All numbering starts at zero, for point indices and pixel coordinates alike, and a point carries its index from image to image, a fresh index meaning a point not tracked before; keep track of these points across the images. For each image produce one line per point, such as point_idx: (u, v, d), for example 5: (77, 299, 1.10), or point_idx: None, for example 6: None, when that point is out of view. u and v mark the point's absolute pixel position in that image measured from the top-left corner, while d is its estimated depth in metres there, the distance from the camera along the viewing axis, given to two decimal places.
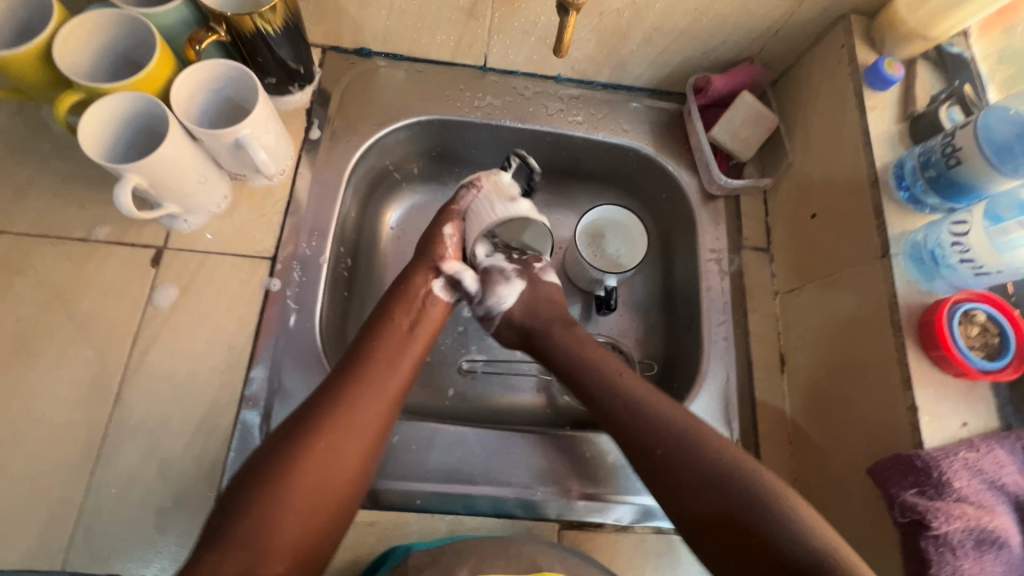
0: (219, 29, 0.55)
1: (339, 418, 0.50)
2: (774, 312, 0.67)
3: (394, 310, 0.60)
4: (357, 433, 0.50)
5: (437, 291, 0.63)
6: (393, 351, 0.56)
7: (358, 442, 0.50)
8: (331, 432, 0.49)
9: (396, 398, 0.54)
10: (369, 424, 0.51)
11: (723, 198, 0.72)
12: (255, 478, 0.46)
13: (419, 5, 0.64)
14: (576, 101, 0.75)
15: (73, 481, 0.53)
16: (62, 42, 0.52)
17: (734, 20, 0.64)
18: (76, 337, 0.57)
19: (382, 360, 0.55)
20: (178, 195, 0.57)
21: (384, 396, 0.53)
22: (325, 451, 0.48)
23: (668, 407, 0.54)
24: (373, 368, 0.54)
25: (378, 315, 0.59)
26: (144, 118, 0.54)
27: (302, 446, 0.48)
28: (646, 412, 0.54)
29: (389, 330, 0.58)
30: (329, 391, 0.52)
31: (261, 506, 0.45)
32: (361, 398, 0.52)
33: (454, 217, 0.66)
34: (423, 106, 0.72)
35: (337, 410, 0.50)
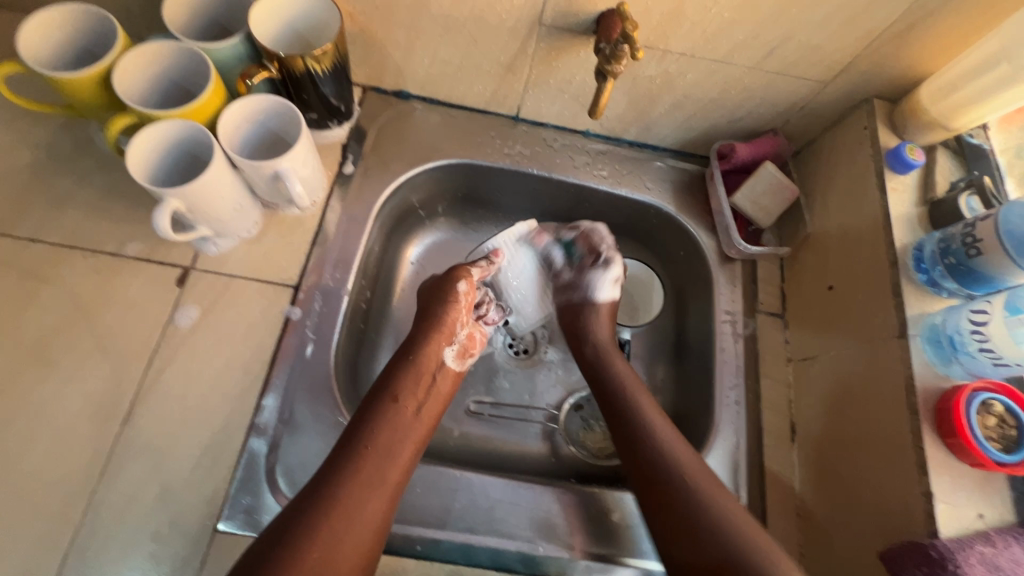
0: (270, 65, 0.58)
1: (334, 517, 0.48)
2: (786, 379, 0.67)
3: (401, 386, 0.59)
4: (359, 524, 0.49)
5: (448, 360, 0.64)
6: (397, 442, 0.55)
7: (356, 543, 0.48)
8: (329, 534, 0.47)
9: (394, 487, 0.52)
10: (375, 513, 0.50)
11: (741, 261, 0.73)
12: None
13: (461, 56, 0.67)
14: (602, 156, 0.77)
15: (73, 498, 0.52)
16: (122, 69, 0.55)
17: (761, 95, 0.66)
18: (93, 351, 0.57)
19: (383, 447, 0.53)
20: (212, 220, 0.58)
21: (384, 482, 0.52)
22: (323, 556, 0.46)
23: (681, 445, 0.57)
24: (376, 454, 0.53)
25: (380, 393, 0.58)
26: (189, 145, 0.56)
27: (298, 544, 0.46)
28: (660, 440, 0.58)
29: (395, 413, 0.56)
30: (326, 482, 0.50)
31: None
32: (356, 490, 0.50)
33: (468, 276, 0.68)
34: (453, 149, 0.74)
35: (332, 509, 0.48)
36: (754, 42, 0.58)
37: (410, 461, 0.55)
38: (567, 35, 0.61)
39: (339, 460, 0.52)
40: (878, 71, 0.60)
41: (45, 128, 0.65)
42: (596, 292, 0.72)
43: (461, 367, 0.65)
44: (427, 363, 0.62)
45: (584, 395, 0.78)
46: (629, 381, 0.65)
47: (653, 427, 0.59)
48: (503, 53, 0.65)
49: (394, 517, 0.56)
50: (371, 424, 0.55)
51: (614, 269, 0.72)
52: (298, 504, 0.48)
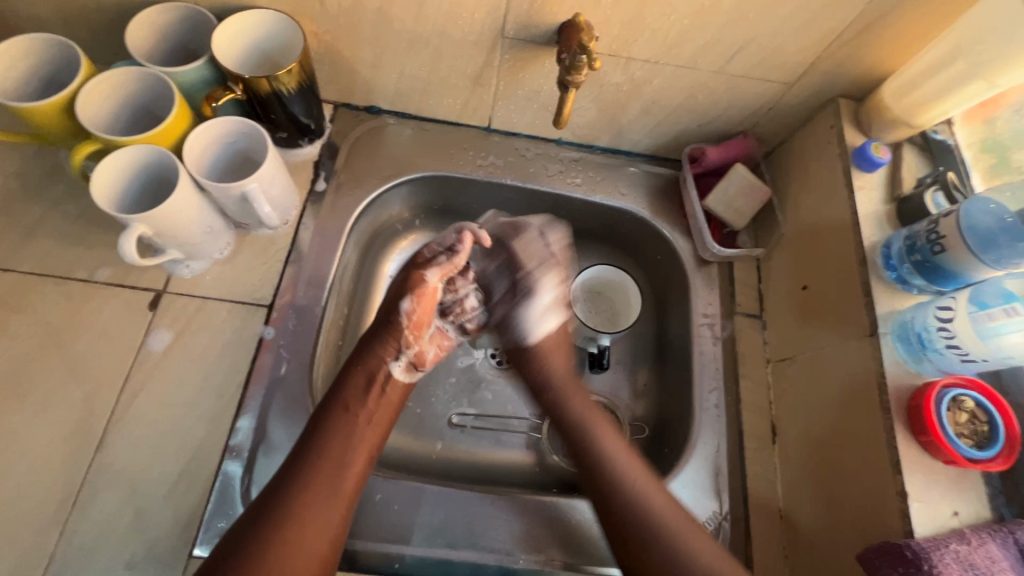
0: (236, 87, 0.59)
1: (286, 530, 0.49)
2: (765, 380, 0.68)
3: (350, 398, 0.58)
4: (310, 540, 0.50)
5: (396, 372, 0.62)
6: (343, 455, 0.54)
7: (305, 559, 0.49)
8: (280, 548, 0.48)
9: (346, 499, 0.53)
10: (326, 528, 0.51)
11: (717, 264, 0.73)
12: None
13: (428, 71, 0.67)
14: (575, 164, 0.77)
15: (46, 528, 0.51)
16: (85, 96, 0.55)
17: (728, 98, 0.67)
18: (66, 379, 0.57)
19: (328, 461, 0.53)
20: (182, 243, 0.59)
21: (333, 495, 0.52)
22: (274, 567, 0.48)
23: (635, 477, 0.58)
24: (325, 467, 0.53)
25: (332, 403, 0.57)
26: (156, 169, 0.56)
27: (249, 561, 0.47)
28: (620, 476, 0.58)
29: (341, 424, 0.56)
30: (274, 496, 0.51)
31: None
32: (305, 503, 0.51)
33: (411, 292, 0.63)
34: (427, 163, 0.74)
35: (281, 522, 0.49)
36: (716, 46, 0.59)
37: (363, 473, 0.55)
38: (530, 46, 0.61)
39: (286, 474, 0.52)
40: (841, 71, 0.61)
41: (16, 156, 0.65)
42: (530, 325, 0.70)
43: (410, 380, 0.63)
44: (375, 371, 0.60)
45: None
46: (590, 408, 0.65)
47: (617, 463, 0.59)
48: (469, 66, 0.65)
49: (373, 534, 0.56)
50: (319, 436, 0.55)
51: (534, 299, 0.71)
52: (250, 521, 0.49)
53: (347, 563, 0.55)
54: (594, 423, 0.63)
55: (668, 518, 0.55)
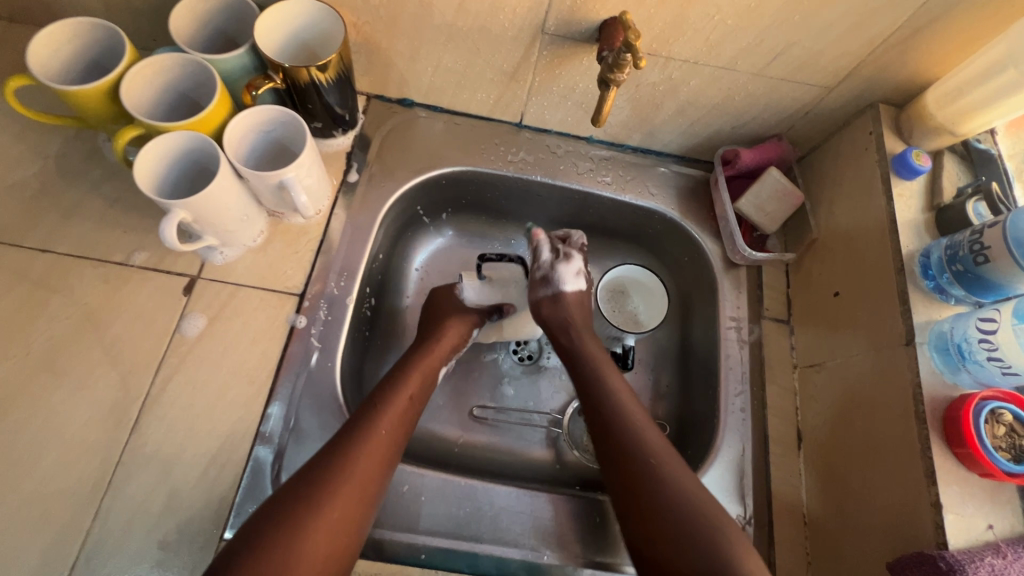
0: (276, 77, 0.59)
1: (351, 435, 0.53)
2: (792, 386, 0.67)
3: (407, 379, 0.62)
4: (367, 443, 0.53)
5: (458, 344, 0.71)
6: (397, 421, 0.57)
7: (356, 508, 0.50)
8: (348, 448, 0.52)
9: (398, 418, 0.57)
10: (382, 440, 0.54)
11: (745, 267, 0.73)
12: (285, 504, 0.48)
13: (464, 64, 0.67)
14: (606, 163, 0.77)
15: (82, 506, 0.52)
16: (130, 81, 0.56)
17: (765, 100, 0.66)
18: (102, 359, 0.58)
19: (387, 426, 0.55)
20: (219, 230, 0.59)
21: (387, 454, 0.54)
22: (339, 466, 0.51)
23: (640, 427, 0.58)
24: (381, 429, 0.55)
25: (393, 380, 0.61)
26: (195, 155, 0.57)
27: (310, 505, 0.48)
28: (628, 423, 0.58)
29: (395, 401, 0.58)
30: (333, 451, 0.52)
31: (284, 536, 0.46)
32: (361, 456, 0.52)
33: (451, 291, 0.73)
34: (458, 156, 0.75)
35: (340, 473, 0.50)
36: (758, 48, 0.58)
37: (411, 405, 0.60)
38: (570, 43, 0.61)
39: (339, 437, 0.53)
40: (884, 77, 0.60)
41: (56, 139, 0.66)
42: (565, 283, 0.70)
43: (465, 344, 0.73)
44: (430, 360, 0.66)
45: None
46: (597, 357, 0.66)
47: (623, 408, 0.60)
48: (506, 61, 0.65)
49: (398, 525, 0.56)
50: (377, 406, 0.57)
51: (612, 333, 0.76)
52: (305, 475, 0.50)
53: (373, 551, 0.55)
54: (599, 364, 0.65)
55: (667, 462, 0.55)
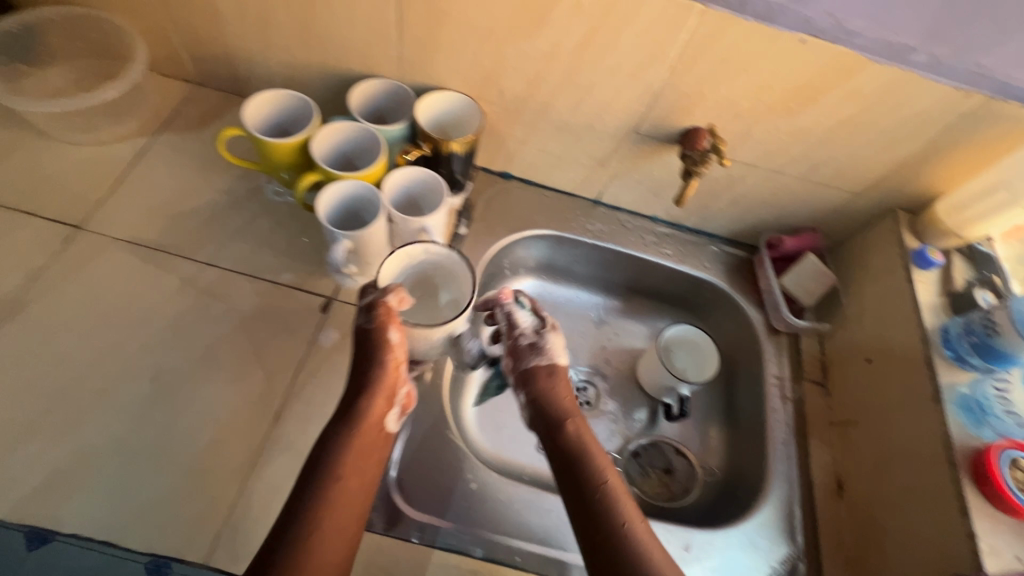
0: (424, 147, 0.76)
1: (337, 462, 0.58)
2: (831, 441, 0.77)
3: (346, 456, 0.58)
4: (348, 472, 0.58)
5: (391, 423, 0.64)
6: (373, 440, 0.61)
7: (340, 550, 0.54)
8: (352, 483, 0.57)
9: (376, 432, 0.61)
10: (356, 472, 0.58)
11: (786, 334, 0.85)
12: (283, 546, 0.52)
13: (565, 150, 0.83)
14: (666, 238, 0.92)
15: (228, 483, 0.60)
16: (316, 139, 0.71)
17: (805, 199, 0.82)
18: (252, 359, 0.68)
19: (339, 499, 0.56)
20: (364, 261, 0.72)
21: (345, 541, 0.55)
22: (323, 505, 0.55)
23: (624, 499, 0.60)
24: (334, 518, 0.54)
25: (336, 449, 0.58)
26: (357, 199, 0.71)
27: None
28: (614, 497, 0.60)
29: (341, 481, 0.57)
30: (296, 549, 0.52)
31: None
32: (325, 545, 0.53)
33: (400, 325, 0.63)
34: (546, 223, 0.89)
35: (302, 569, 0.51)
36: (804, 158, 0.75)
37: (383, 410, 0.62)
38: (655, 141, 0.78)
39: (292, 530, 0.53)
40: (901, 189, 0.76)
41: (226, 177, 0.80)
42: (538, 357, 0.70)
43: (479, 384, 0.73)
44: (365, 422, 0.60)
45: (641, 443, 0.87)
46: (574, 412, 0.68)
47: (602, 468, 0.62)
48: (600, 150, 0.81)
49: (498, 528, 0.64)
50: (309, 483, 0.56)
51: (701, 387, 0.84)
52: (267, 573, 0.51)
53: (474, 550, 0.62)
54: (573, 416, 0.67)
55: (648, 533, 0.57)
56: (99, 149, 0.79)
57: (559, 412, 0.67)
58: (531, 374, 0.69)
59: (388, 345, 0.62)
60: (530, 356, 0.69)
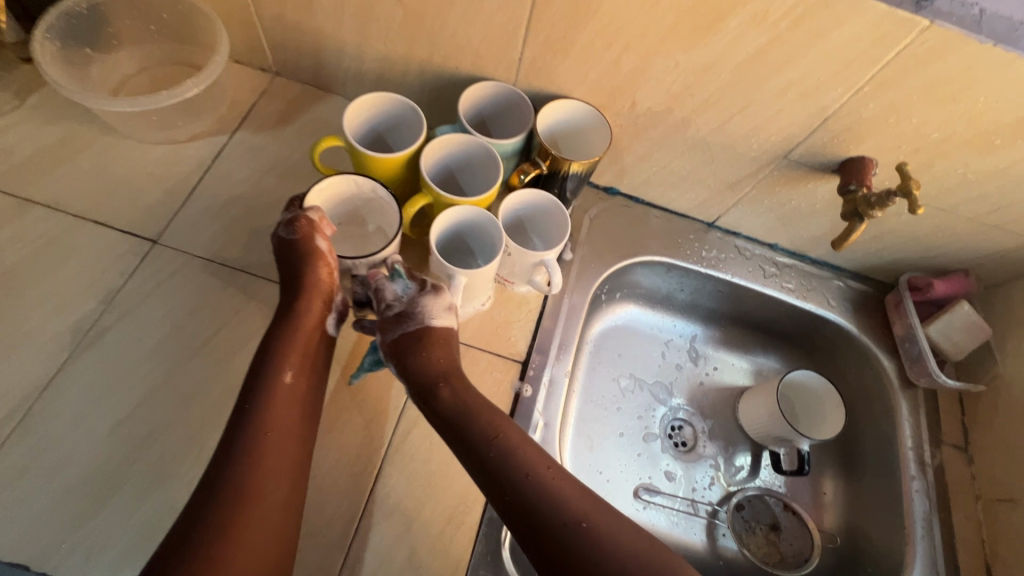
0: (541, 164, 0.66)
1: (268, 398, 0.51)
2: (976, 517, 0.69)
3: (288, 356, 0.54)
4: (282, 414, 0.51)
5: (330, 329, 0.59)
6: (303, 369, 0.54)
7: (277, 504, 0.48)
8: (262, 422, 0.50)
9: (300, 359, 0.55)
10: (287, 415, 0.51)
11: (924, 388, 0.76)
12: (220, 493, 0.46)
13: (691, 170, 0.73)
14: (788, 270, 0.82)
15: (332, 550, 0.54)
16: (423, 154, 0.63)
17: (966, 240, 0.71)
18: (349, 403, 0.61)
19: (272, 453, 0.49)
20: (470, 294, 0.64)
21: (287, 467, 0.50)
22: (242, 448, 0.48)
23: (526, 451, 0.52)
24: (262, 472, 0.48)
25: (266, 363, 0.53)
26: (467, 226, 0.63)
27: (230, 541, 0.45)
28: (512, 458, 0.51)
29: (261, 431, 0.49)
30: (241, 476, 0.47)
31: (221, 536, 0.45)
32: (254, 502, 0.47)
33: (323, 230, 0.58)
34: (656, 247, 0.80)
35: (234, 527, 0.45)
36: (986, 199, 0.64)
37: (315, 334, 0.57)
38: (806, 169, 0.67)
39: (225, 471, 0.47)
40: None
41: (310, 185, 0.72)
42: (429, 317, 0.58)
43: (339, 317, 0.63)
44: (301, 326, 0.56)
45: (746, 495, 0.79)
46: (443, 354, 0.58)
47: (515, 445, 0.52)
48: (734, 173, 0.71)
49: None
50: (246, 410, 0.50)
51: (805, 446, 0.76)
52: (222, 499, 0.46)
53: None
54: (450, 369, 0.57)
55: (631, 539, 0.48)
56: (172, 150, 0.71)
57: (432, 373, 0.56)
58: (423, 335, 0.57)
59: (318, 253, 0.58)
60: (397, 327, 0.58)
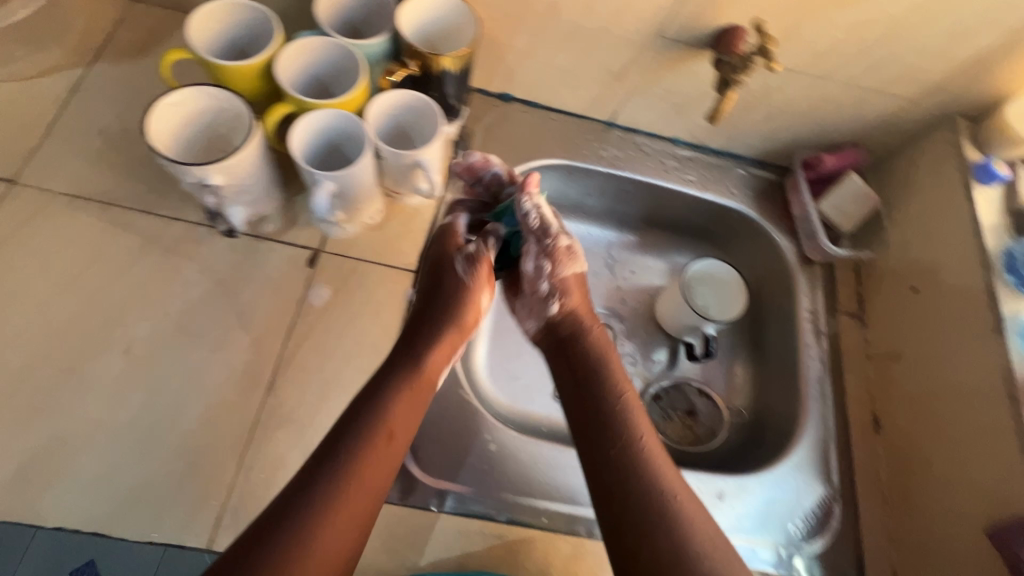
0: (411, 65, 0.63)
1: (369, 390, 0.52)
2: (867, 376, 0.72)
3: (422, 349, 0.57)
4: (408, 408, 0.52)
5: None
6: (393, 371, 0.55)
7: (366, 490, 0.46)
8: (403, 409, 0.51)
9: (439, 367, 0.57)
10: (410, 408, 0.52)
11: (820, 264, 0.78)
12: (318, 480, 0.44)
13: (575, 62, 0.71)
14: (688, 163, 0.82)
15: (225, 461, 0.55)
16: (280, 61, 0.59)
17: (850, 110, 0.72)
18: (236, 324, 0.60)
19: (387, 446, 0.48)
20: (350, 205, 0.63)
21: (393, 452, 0.49)
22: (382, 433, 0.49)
23: (664, 461, 0.50)
24: (376, 455, 0.47)
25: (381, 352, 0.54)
26: (337, 134, 0.61)
27: (315, 526, 0.42)
28: (648, 462, 0.50)
29: (388, 420, 0.50)
30: (347, 456, 0.46)
31: (299, 525, 0.42)
32: (355, 484, 0.45)
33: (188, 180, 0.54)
34: (554, 151, 0.79)
35: (335, 509, 0.43)
36: (857, 60, 0.64)
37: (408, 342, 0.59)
38: (682, 48, 0.66)
39: (339, 459, 0.46)
40: (965, 92, 0.66)
41: None
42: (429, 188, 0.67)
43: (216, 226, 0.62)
44: None
45: (663, 386, 0.81)
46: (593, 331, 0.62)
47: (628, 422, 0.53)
48: (616, 61, 0.70)
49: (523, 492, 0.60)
50: (374, 393, 0.51)
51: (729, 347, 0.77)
52: (320, 483, 0.44)
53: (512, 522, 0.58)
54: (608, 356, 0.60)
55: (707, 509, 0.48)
56: (25, 87, 0.67)
57: (571, 322, 0.62)
58: (565, 283, 0.62)
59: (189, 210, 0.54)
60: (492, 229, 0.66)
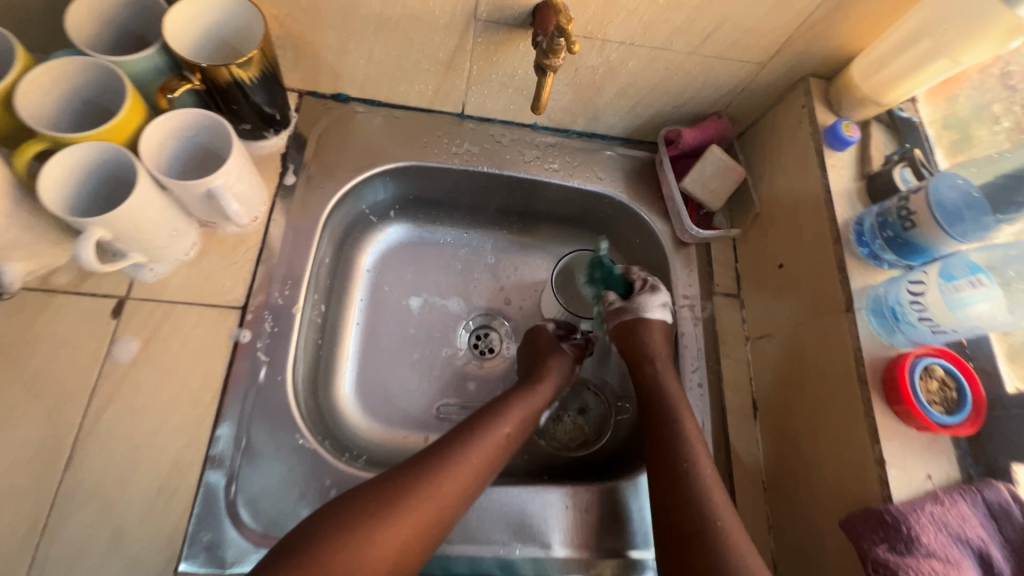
0: (194, 78, 0.55)
1: (460, 440, 0.57)
2: (745, 358, 0.69)
3: (511, 411, 0.62)
4: (474, 460, 0.56)
5: None
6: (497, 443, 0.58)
7: (416, 532, 0.50)
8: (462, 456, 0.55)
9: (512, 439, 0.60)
10: (480, 459, 0.56)
11: (695, 245, 0.74)
12: (348, 511, 0.49)
13: (398, 55, 0.64)
14: (552, 149, 0.77)
15: (16, 553, 0.49)
16: (25, 89, 0.50)
17: (702, 79, 0.67)
18: (24, 395, 0.53)
19: (452, 489, 0.53)
20: (146, 246, 0.56)
21: (454, 498, 0.53)
22: (437, 484, 0.53)
23: (731, 516, 0.52)
24: (430, 499, 0.52)
25: (495, 411, 0.62)
26: (111, 167, 0.53)
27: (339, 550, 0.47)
28: (718, 512, 0.52)
29: (457, 466, 0.54)
30: (393, 494, 0.51)
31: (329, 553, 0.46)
32: (401, 520, 0.50)
33: None
34: (400, 152, 0.72)
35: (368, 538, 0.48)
36: (691, 26, 0.58)
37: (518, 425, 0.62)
38: (505, 29, 0.60)
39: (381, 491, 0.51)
40: (812, 51, 0.61)
41: None
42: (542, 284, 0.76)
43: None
44: None
45: None
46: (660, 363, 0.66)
47: (701, 464, 0.56)
48: (440, 50, 0.63)
49: None
50: (448, 439, 0.57)
51: (662, 293, 0.70)
52: (351, 512, 0.49)
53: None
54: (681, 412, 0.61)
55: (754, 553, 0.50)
56: None
57: (640, 354, 0.67)
58: (627, 325, 0.69)
59: None
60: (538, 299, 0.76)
